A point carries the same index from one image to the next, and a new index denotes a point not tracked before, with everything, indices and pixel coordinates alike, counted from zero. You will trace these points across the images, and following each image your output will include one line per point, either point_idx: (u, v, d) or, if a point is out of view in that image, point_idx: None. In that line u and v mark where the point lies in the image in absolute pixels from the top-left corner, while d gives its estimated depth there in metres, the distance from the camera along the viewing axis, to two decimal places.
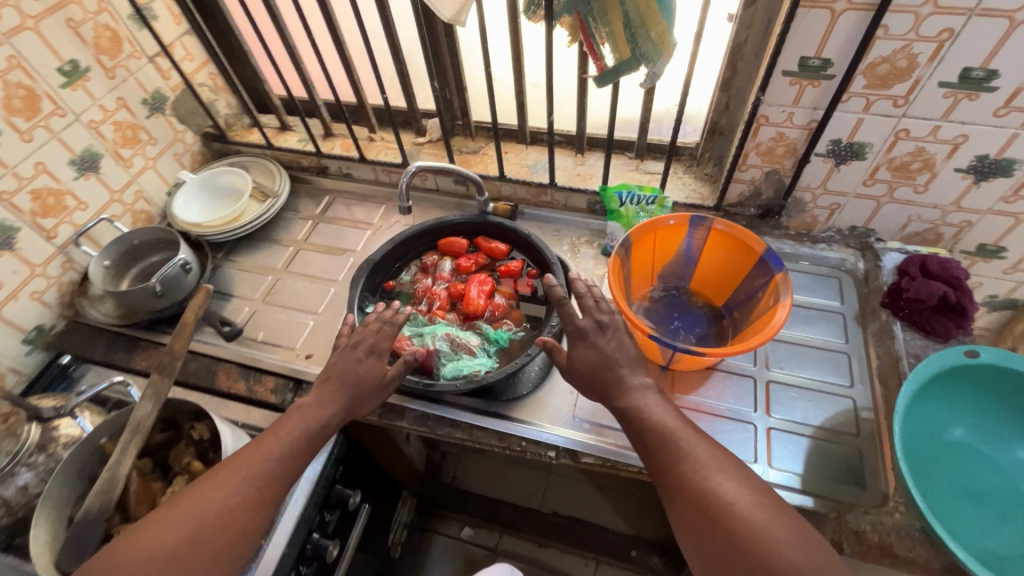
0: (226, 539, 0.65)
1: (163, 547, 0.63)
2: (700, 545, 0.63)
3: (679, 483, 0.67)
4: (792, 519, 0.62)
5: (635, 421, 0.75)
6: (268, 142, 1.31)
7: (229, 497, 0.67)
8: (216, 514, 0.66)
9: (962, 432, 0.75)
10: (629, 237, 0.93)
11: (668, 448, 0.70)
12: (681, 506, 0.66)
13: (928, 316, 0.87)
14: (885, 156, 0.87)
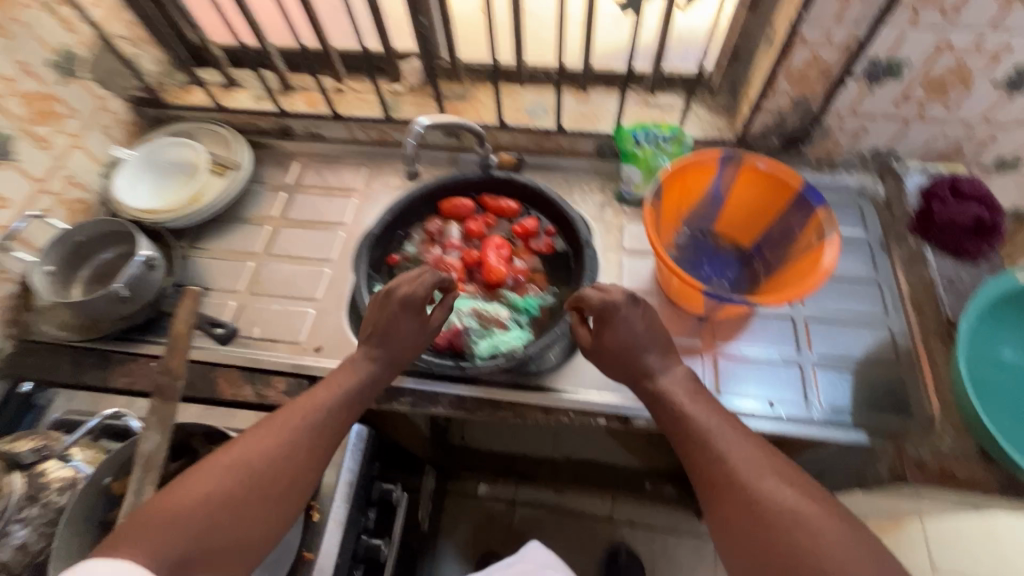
0: (272, 492, 0.62)
1: (206, 495, 0.58)
2: (745, 548, 0.57)
3: (721, 485, 0.61)
4: (855, 531, 0.55)
5: (670, 417, 0.69)
6: (215, 103, 1.11)
7: (279, 445, 0.64)
8: (264, 462, 0.63)
9: (1011, 352, 0.78)
10: (660, 183, 0.86)
11: (708, 449, 0.64)
12: (723, 509, 0.60)
13: (961, 238, 0.87)
14: (922, 73, 0.82)
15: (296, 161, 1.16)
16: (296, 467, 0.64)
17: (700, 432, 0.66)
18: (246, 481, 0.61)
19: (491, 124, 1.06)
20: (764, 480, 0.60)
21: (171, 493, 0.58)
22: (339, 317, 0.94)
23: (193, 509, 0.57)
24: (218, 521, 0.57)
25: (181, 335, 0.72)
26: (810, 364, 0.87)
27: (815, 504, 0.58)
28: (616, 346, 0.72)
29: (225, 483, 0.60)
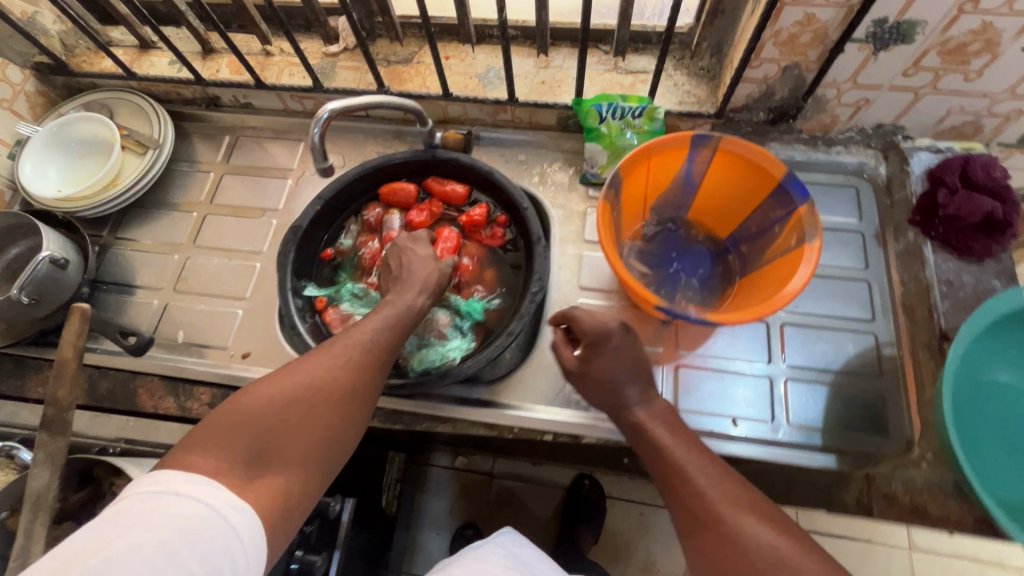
0: (341, 406, 0.57)
1: (280, 400, 0.53)
2: None
3: (699, 529, 0.53)
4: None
5: (648, 452, 0.61)
6: (127, 71, 0.98)
7: (345, 361, 0.59)
8: (332, 376, 0.58)
9: (1009, 375, 0.67)
10: (618, 171, 0.74)
11: (685, 488, 0.56)
12: (704, 558, 0.52)
13: (967, 235, 0.75)
14: (938, 38, 0.68)
15: (226, 135, 1.04)
16: (361, 383, 0.59)
17: (676, 467, 0.57)
18: (315, 388, 0.56)
19: (436, 94, 0.92)
20: (750, 521, 0.51)
21: (249, 390, 0.54)
22: (270, 320, 0.87)
23: (266, 410, 0.52)
24: (288, 430, 0.53)
25: (68, 360, 0.64)
26: (782, 376, 0.78)
27: (810, 554, 0.48)
28: (600, 379, 0.65)
29: (296, 388, 0.55)
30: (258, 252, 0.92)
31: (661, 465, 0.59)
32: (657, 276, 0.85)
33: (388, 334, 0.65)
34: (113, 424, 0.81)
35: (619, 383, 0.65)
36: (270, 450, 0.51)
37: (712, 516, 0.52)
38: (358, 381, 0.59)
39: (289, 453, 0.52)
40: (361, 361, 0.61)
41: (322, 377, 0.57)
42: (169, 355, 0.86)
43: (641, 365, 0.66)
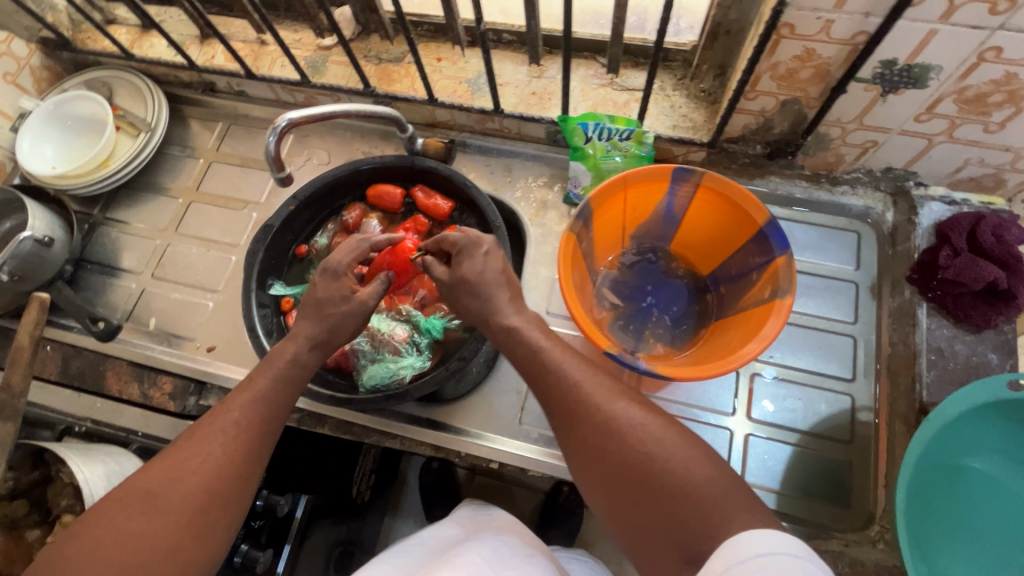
0: (209, 514, 0.53)
1: (130, 531, 0.49)
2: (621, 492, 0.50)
3: (579, 437, 0.53)
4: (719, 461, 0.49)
5: (524, 355, 0.60)
6: (126, 52, 0.99)
7: (213, 453, 0.55)
8: (193, 484, 0.53)
9: (984, 462, 0.60)
10: (588, 201, 0.70)
11: (563, 395, 0.55)
12: (586, 466, 0.53)
13: (967, 302, 0.69)
14: (955, 85, 0.61)
15: (219, 122, 1.04)
16: (230, 480, 0.55)
17: (555, 380, 0.56)
18: (167, 510, 0.51)
19: (422, 98, 0.89)
20: (627, 421, 0.52)
21: (88, 531, 0.49)
22: (237, 316, 0.88)
23: (103, 554, 0.48)
24: (139, 559, 0.49)
25: (22, 348, 0.66)
26: (744, 429, 0.75)
27: (682, 440, 0.50)
28: (468, 280, 0.63)
29: (145, 513, 0.51)
30: (235, 245, 0.93)
31: (538, 377, 0.57)
32: (627, 309, 0.81)
33: (265, 416, 0.60)
34: (81, 403, 0.84)
35: (482, 293, 0.63)
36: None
37: (590, 420, 0.53)
38: (225, 479, 0.55)
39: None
40: (234, 448, 0.56)
41: (176, 488, 0.52)
42: (139, 342, 0.88)
43: (510, 274, 0.66)
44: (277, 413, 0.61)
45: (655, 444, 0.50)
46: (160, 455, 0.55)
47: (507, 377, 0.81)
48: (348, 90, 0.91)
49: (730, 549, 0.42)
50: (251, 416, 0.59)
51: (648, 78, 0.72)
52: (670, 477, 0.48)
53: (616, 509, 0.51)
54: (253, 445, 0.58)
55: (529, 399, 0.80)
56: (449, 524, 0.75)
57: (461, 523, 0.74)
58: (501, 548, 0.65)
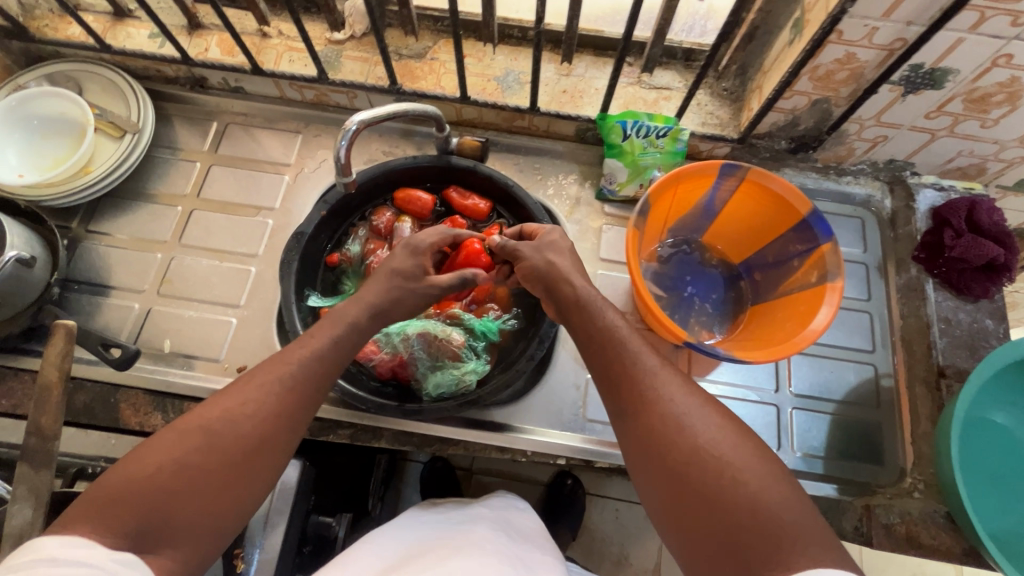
0: (254, 460, 0.49)
1: (181, 463, 0.46)
2: (658, 476, 0.51)
3: (647, 428, 0.53)
4: (771, 468, 0.49)
5: (588, 333, 0.62)
6: (101, 43, 0.88)
7: (259, 395, 0.51)
8: (247, 427, 0.49)
9: (1003, 415, 0.70)
10: (648, 198, 0.73)
11: (629, 383, 0.56)
12: (649, 458, 0.52)
13: (967, 275, 0.79)
14: (966, 87, 0.69)
15: (213, 121, 0.95)
16: (281, 430, 0.51)
17: (630, 371, 0.56)
18: (216, 446, 0.47)
19: (452, 96, 0.87)
20: (700, 422, 0.52)
21: (140, 455, 0.46)
22: (267, 331, 0.82)
23: (156, 480, 0.44)
24: (185, 495, 0.45)
25: (51, 384, 0.59)
26: (789, 404, 0.81)
27: (755, 449, 0.50)
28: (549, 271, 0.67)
29: (198, 447, 0.47)
30: (253, 254, 0.86)
31: (612, 367, 0.58)
32: (672, 299, 0.84)
33: (325, 373, 0.56)
34: (91, 440, 0.75)
35: (562, 281, 0.65)
36: (159, 523, 0.43)
37: (664, 414, 0.53)
38: (277, 429, 0.51)
39: (180, 523, 0.44)
40: (291, 400, 0.53)
41: (228, 425, 0.49)
42: (153, 367, 0.79)
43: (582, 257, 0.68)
44: (336, 370, 0.57)
45: (727, 450, 0.50)
46: (220, 389, 0.52)
47: (563, 373, 0.82)
48: (370, 87, 0.87)
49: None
50: (313, 368, 0.56)
51: (696, 79, 0.76)
52: (740, 483, 0.47)
53: (655, 493, 0.52)
54: (306, 399, 0.54)
55: (589, 394, 0.81)
56: (482, 510, 0.75)
57: (493, 512, 0.75)
58: (518, 552, 0.65)
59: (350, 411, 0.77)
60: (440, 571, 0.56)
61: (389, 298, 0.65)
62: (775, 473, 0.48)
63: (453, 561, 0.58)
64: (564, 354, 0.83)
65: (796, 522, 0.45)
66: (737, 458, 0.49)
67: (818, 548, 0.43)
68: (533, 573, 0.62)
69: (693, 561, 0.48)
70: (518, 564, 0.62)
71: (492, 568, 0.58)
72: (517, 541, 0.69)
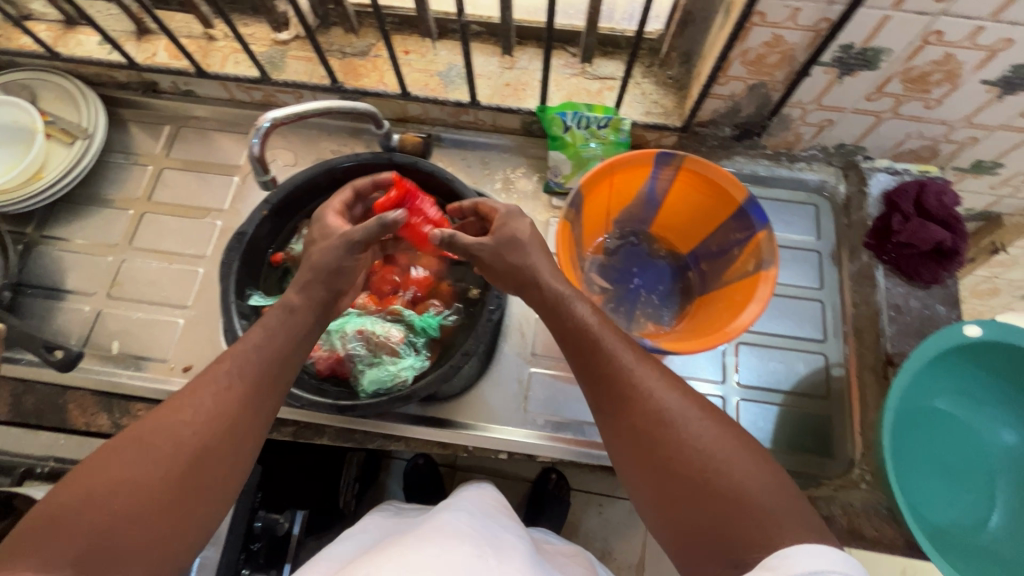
0: (199, 465, 0.48)
1: (122, 480, 0.44)
2: (645, 472, 0.49)
3: (629, 422, 0.51)
4: (760, 457, 0.47)
5: (566, 327, 0.58)
6: (51, 51, 0.89)
7: (203, 399, 0.51)
8: (188, 436, 0.48)
9: (944, 401, 0.70)
10: (579, 188, 0.72)
11: (611, 378, 0.53)
12: (634, 455, 0.50)
13: (916, 261, 0.77)
14: (902, 66, 0.67)
15: (166, 124, 0.96)
16: (226, 435, 0.50)
17: (607, 364, 0.54)
18: (157, 458, 0.46)
19: (393, 93, 0.87)
20: (681, 413, 0.50)
21: (81, 477, 0.44)
22: (214, 331, 0.83)
23: (100, 501, 0.43)
24: (131, 513, 0.44)
25: None
26: (735, 395, 0.80)
27: (736, 438, 0.48)
28: (519, 265, 0.62)
29: (136, 462, 0.46)
30: (201, 255, 0.87)
31: (591, 362, 0.55)
32: (619, 291, 0.83)
33: (264, 373, 0.55)
34: (40, 441, 0.74)
35: (524, 267, 0.61)
36: (106, 546, 0.42)
37: (643, 408, 0.51)
38: (222, 434, 0.50)
39: (128, 542, 0.43)
40: (229, 403, 0.51)
41: (169, 436, 0.47)
42: (102, 369, 0.81)
43: None
44: (285, 363, 0.57)
45: (709, 439, 0.48)
46: (161, 403, 0.51)
47: (507, 367, 0.82)
48: (313, 86, 0.87)
49: (777, 559, 0.40)
50: (250, 368, 0.54)
51: (628, 66, 0.75)
52: (724, 473, 0.46)
53: (642, 488, 0.50)
54: (245, 406, 0.52)
55: (531, 388, 0.81)
56: (460, 494, 0.74)
57: (476, 495, 0.73)
58: (485, 531, 0.63)
59: (291, 409, 0.77)
60: (404, 557, 0.54)
61: None
62: (756, 458, 0.47)
63: (418, 546, 0.56)
64: (510, 349, 0.83)
65: (784, 508, 0.44)
66: (719, 448, 0.47)
67: (806, 528, 0.42)
68: (501, 550, 0.61)
69: (684, 555, 0.46)
70: (486, 543, 0.60)
71: (458, 550, 0.56)
72: (481, 515, 0.67)
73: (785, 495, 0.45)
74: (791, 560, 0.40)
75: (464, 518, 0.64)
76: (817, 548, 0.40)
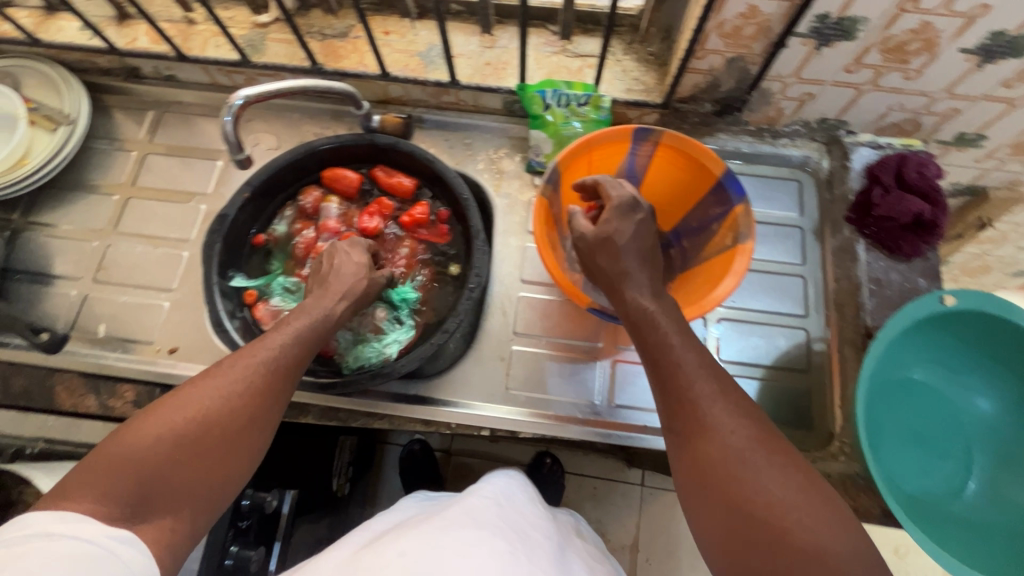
0: (248, 433, 0.52)
1: (179, 438, 0.48)
2: (714, 508, 0.47)
3: (705, 454, 0.48)
4: (838, 513, 0.44)
5: (646, 345, 0.56)
6: (32, 38, 0.89)
7: (252, 370, 0.54)
8: (239, 408, 0.51)
9: (920, 371, 0.71)
10: (556, 165, 0.71)
11: (688, 406, 0.51)
12: (704, 487, 0.48)
13: (896, 234, 0.77)
14: (879, 35, 0.66)
15: (150, 110, 0.96)
16: (267, 408, 0.53)
17: (684, 388, 0.52)
18: (211, 424, 0.49)
19: (373, 73, 0.86)
20: (760, 455, 0.47)
21: (138, 427, 0.48)
22: (198, 314, 0.84)
23: (157, 449, 0.47)
24: (181, 464, 0.47)
25: None
26: None
27: (817, 491, 0.45)
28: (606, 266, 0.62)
29: (192, 422, 0.49)
30: (186, 239, 0.88)
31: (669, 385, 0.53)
32: None
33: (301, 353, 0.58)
34: (30, 423, 0.77)
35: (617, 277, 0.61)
36: (155, 491, 0.46)
37: (721, 443, 0.48)
38: (262, 406, 0.53)
39: (174, 490, 0.47)
40: (270, 377, 0.54)
41: (222, 401, 0.51)
42: (89, 352, 0.82)
43: None
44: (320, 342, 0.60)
45: (784, 488, 0.45)
46: (214, 367, 0.54)
47: (489, 346, 0.83)
48: (293, 68, 0.87)
49: None
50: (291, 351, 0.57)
51: (604, 42, 0.74)
52: (800, 526, 0.43)
53: (710, 524, 0.47)
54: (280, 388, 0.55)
55: (512, 366, 0.82)
56: (498, 477, 0.74)
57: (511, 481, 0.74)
58: (515, 521, 0.64)
59: None
60: (438, 543, 0.55)
61: None
62: (832, 511, 0.44)
63: (452, 530, 0.57)
64: (493, 328, 0.84)
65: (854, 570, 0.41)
66: (792, 498, 0.44)
67: None
68: (528, 543, 0.61)
69: None
70: (516, 537, 0.60)
71: (489, 542, 0.56)
72: (513, 506, 0.67)
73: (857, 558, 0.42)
74: None
75: (490, 499, 0.66)
76: None
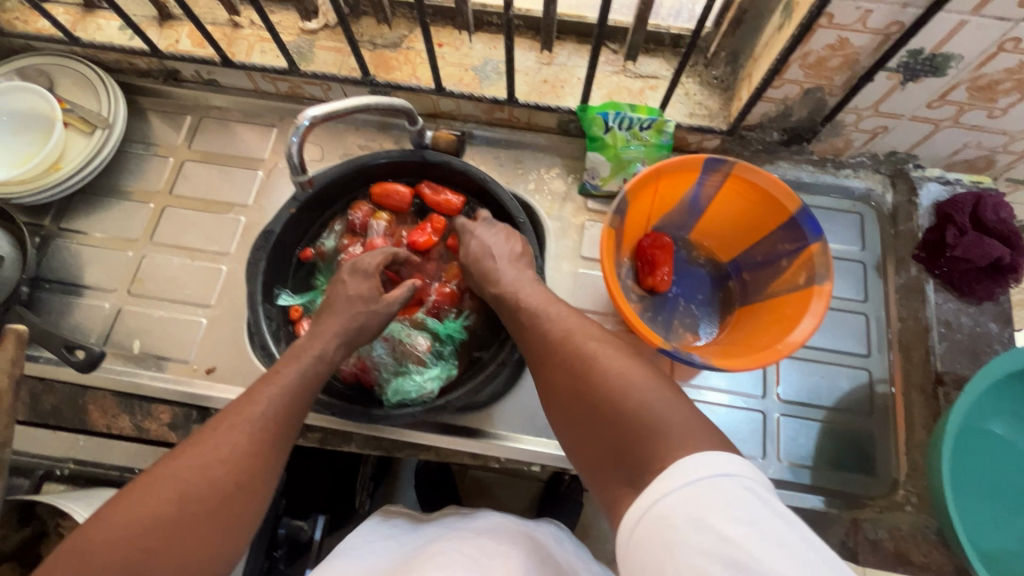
0: (236, 500, 0.47)
1: (155, 518, 0.43)
2: (572, 416, 0.50)
3: (557, 373, 0.52)
4: (673, 388, 0.46)
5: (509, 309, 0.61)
6: (70, 36, 0.86)
7: (236, 432, 0.49)
8: (220, 473, 0.47)
9: (1001, 425, 0.68)
10: (625, 194, 0.68)
11: (546, 342, 0.54)
12: (563, 403, 0.51)
13: (970, 277, 0.74)
14: (971, 73, 0.64)
15: (188, 115, 0.93)
16: (258, 469, 0.49)
17: (538, 328, 0.56)
18: (192, 499, 0.45)
19: (427, 88, 0.83)
20: (604, 357, 0.50)
21: (110, 514, 0.43)
22: (237, 332, 0.80)
23: (131, 533, 0.42)
24: (159, 550, 0.43)
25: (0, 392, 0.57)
26: (776, 410, 0.77)
27: (655, 374, 0.47)
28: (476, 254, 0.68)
29: (171, 499, 0.44)
30: (225, 252, 0.85)
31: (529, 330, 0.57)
32: (658, 300, 0.80)
33: (293, 404, 0.54)
34: (60, 442, 0.75)
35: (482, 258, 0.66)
36: None
37: (568, 355, 0.51)
38: (253, 470, 0.49)
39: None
40: (259, 436, 0.50)
41: (202, 469, 0.46)
42: (121, 369, 0.78)
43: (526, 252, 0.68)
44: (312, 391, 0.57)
45: (624, 374, 0.47)
46: (193, 436, 0.49)
47: None
48: (343, 78, 0.84)
49: (668, 470, 0.38)
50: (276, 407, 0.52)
51: (678, 67, 0.71)
52: (632, 399, 0.45)
53: (576, 435, 0.49)
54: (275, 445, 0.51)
55: None
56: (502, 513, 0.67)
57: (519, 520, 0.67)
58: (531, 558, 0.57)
59: (317, 415, 0.75)
60: None
61: (348, 325, 0.61)
62: (668, 387, 0.46)
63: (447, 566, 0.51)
64: None
65: (684, 425, 0.42)
66: (630, 379, 0.46)
67: (705, 440, 0.40)
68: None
69: (603, 486, 0.45)
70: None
71: None
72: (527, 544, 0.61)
73: (687, 416, 0.43)
74: (678, 471, 0.38)
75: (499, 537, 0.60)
76: (712, 456, 0.38)
